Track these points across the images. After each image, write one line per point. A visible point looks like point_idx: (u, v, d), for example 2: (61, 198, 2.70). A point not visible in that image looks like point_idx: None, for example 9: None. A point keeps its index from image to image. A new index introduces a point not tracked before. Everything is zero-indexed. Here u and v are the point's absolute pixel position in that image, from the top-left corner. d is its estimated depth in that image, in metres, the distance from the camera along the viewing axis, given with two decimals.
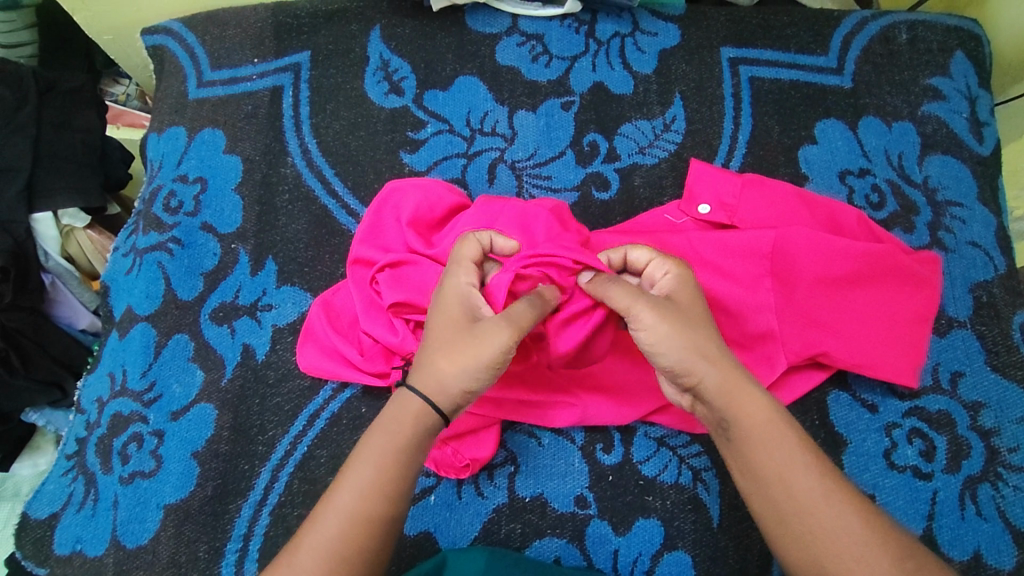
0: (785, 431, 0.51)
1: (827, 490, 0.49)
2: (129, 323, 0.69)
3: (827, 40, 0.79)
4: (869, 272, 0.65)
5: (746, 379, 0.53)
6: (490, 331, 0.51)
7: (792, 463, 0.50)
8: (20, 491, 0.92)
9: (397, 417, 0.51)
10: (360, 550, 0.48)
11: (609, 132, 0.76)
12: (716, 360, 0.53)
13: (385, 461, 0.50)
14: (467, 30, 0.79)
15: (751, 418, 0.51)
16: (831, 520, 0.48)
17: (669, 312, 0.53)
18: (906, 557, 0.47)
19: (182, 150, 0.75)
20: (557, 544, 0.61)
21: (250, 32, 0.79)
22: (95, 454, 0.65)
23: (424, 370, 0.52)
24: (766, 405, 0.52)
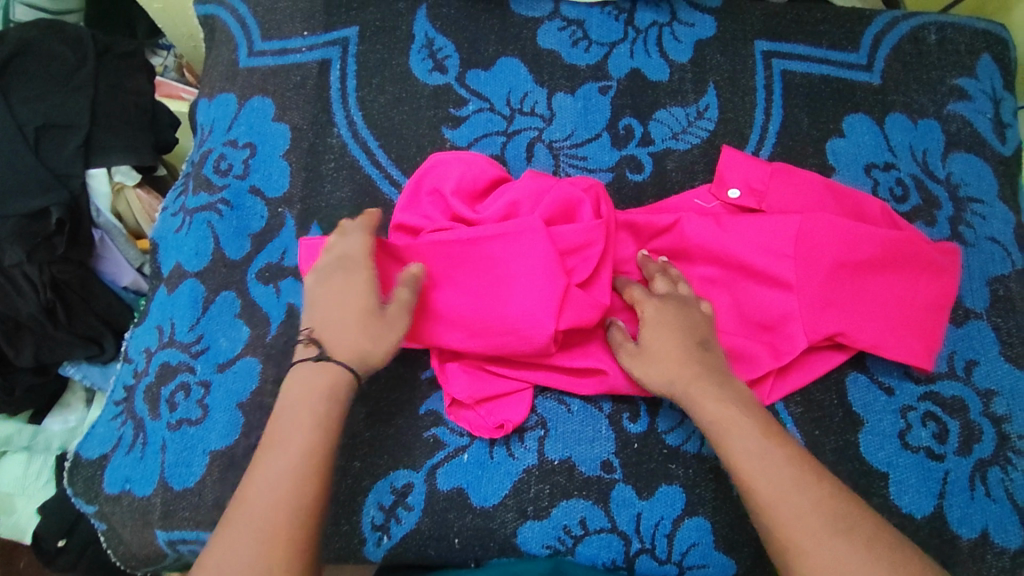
0: (739, 421, 0.58)
1: (770, 469, 0.56)
2: (178, 279, 0.72)
3: (859, 37, 0.81)
4: (889, 256, 0.67)
5: (705, 383, 0.60)
6: (393, 314, 0.60)
7: (743, 449, 0.57)
8: (51, 444, 1.00)
9: (319, 375, 0.59)
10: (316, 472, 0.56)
11: (644, 117, 0.79)
12: (689, 372, 0.61)
13: (321, 394, 0.58)
14: (510, 14, 0.81)
15: (711, 413, 0.59)
16: (774, 493, 0.55)
17: (639, 359, 0.63)
18: (837, 519, 0.54)
19: (232, 116, 0.77)
20: (582, 506, 0.65)
21: (301, 6, 0.81)
22: (143, 401, 0.68)
23: (338, 345, 0.59)
24: (722, 398, 0.59)
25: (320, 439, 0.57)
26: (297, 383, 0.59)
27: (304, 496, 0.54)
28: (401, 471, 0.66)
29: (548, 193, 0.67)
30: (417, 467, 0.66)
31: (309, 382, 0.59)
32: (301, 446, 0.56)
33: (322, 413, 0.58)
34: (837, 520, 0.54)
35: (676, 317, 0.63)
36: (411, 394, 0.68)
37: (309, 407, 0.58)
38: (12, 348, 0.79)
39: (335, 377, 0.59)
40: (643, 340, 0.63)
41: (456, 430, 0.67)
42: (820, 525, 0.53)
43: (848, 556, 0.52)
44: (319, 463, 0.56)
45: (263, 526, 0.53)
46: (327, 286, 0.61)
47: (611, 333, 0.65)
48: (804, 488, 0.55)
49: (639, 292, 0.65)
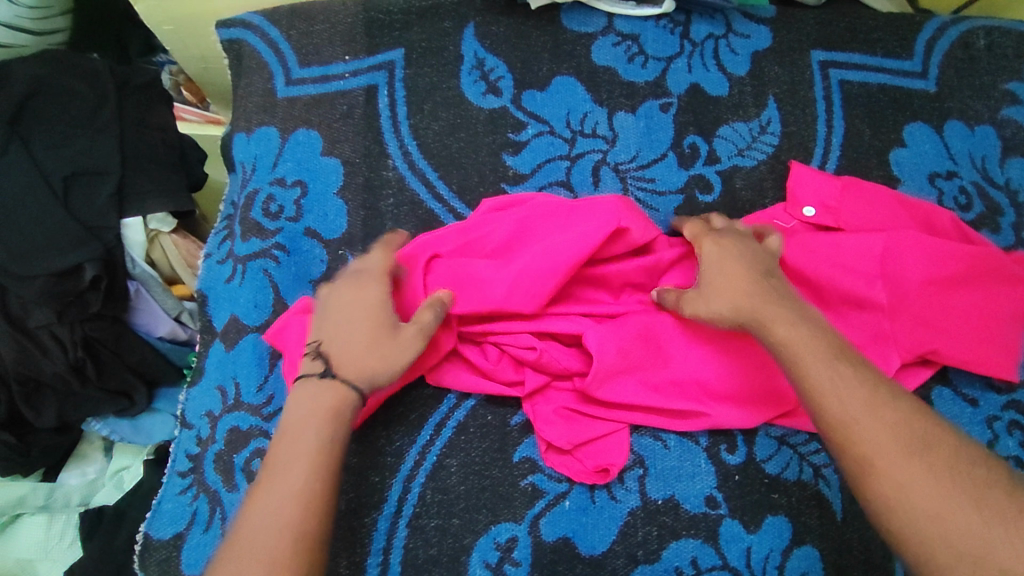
0: (818, 344, 0.54)
1: (847, 393, 0.51)
2: (236, 334, 0.67)
3: (911, 44, 0.81)
4: (973, 271, 0.68)
5: (777, 307, 0.57)
6: (408, 337, 0.57)
7: (820, 374, 0.52)
8: (70, 501, 0.88)
9: (321, 396, 0.55)
10: (312, 490, 0.51)
11: (708, 134, 0.76)
12: (756, 299, 0.58)
13: (324, 412, 0.54)
14: (562, 30, 0.78)
15: (789, 339, 0.55)
16: (854, 412, 0.50)
17: (700, 299, 0.60)
18: (929, 447, 0.48)
19: (276, 152, 0.72)
20: (692, 545, 0.63)
21: (340, 28, 0.75)
22: (215, 471, 0.63)
23: (347, 362, 0.56)
24: (797, 329, 0.55)
25: (330, 462, 0.52)
26: (297, 404, 0.55)
27: (308, 521, 0.49)
28: (504, 525, 0.62)
29: (584, 209, 0.65)
30: (518, 519, 0.63)
31: (308, 405, 0.55)
32: (302, 462, 0.52)
33: (318, 427, 0.54)
34: (919, 448, 0.48)
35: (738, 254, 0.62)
36: (502, 441, 0.65)
37: (314, 424, 0.54)
38: (30, 409, 0.72)
39: (320, 392, 0.55)
40: (703, 281, 0.62)
41: (554, 476, 0.65)
42: (901, 450, 0.48)
43: (933, 484, 0.46)
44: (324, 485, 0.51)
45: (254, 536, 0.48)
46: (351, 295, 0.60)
47: (664, 297, 0.64)
48: (884, 414, 0.50)
49: (698, 230, 0.67)
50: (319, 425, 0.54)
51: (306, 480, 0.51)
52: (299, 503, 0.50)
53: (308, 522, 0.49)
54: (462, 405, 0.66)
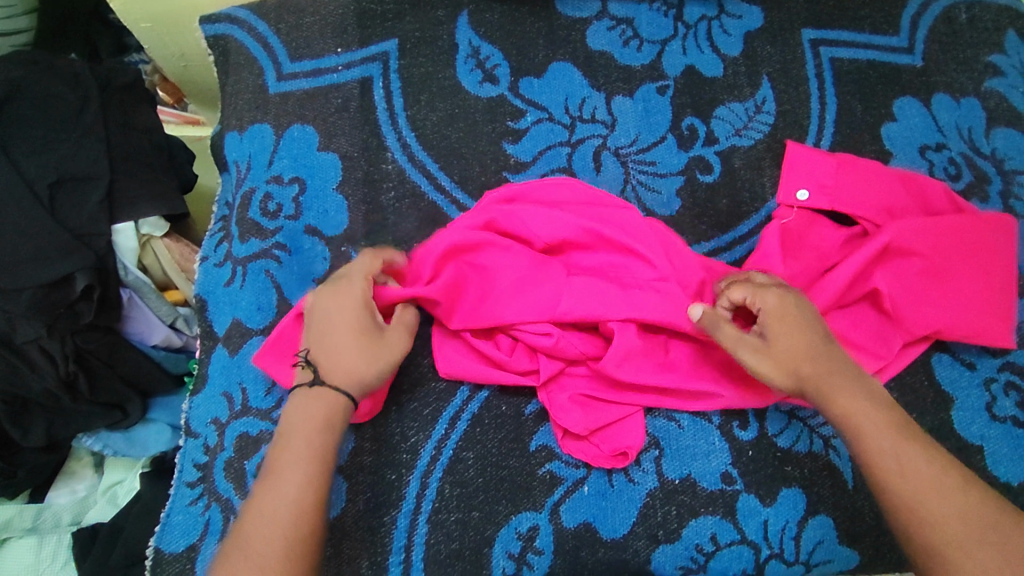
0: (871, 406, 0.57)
1: (913, 470, 0.54)
2: (240, 337, 0.65)
3: (897, 20, 0.82)
4: (962, 256, 0.71)
5: (835, 373, 0.58)
6: (394, 341, 0.58)
7: (885, 449, 0.55)
8: (60, 521, 0.84)
9: (314, 404, 0.54)
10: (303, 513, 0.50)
11: (705, 115, 0.77)
12: (814, 362, 0.58)
13: (315, 423, 0.53)
14: (556, 16, 0.77)
15: (845, 400, 0.57)
16: (906, 473, 0.54)
17: (764, 355, 0.59)
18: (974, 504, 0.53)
19: (271, 150, 0.70)
20: (711, 522, 0.64)
21: (330, 20, 0.73)
22: (226, 479, 0.61)
23: (335, 366, 0.55)
24: (861, 403, 0.57)
25: (319, 477, 0.51)
26: (290, 414, 0.54)
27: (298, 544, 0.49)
28: (525, 514, 0.62)
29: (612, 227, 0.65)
30: (538, 508, 0.63)
31: (295, 415, 0.54)
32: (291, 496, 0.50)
33: (313, 446, 0.52)
34: (974, 516, 0.52)
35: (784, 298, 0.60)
36: (518, 430, 0.65)
37: (306, 435, 0.53)
38: (17, 428, 0.69)
39: (322, 413, 0.54)
40: (767, 333, 0.60)
41: (571, 463, 0.64)
42: (957, 511, 0.52)
43: (974, 539, 0.51)
44: (312, 513, 0.50)
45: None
46: (339, 292, 0.58)
47: (721, 330, 0.60)
48: (951, 491, 0.53)
49: (747, 288, 0.61)
50: (310, 441, 0.53)
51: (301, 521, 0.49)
52: (287, 525, 0.49)
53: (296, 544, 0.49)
54: (476, 398, 0.65)
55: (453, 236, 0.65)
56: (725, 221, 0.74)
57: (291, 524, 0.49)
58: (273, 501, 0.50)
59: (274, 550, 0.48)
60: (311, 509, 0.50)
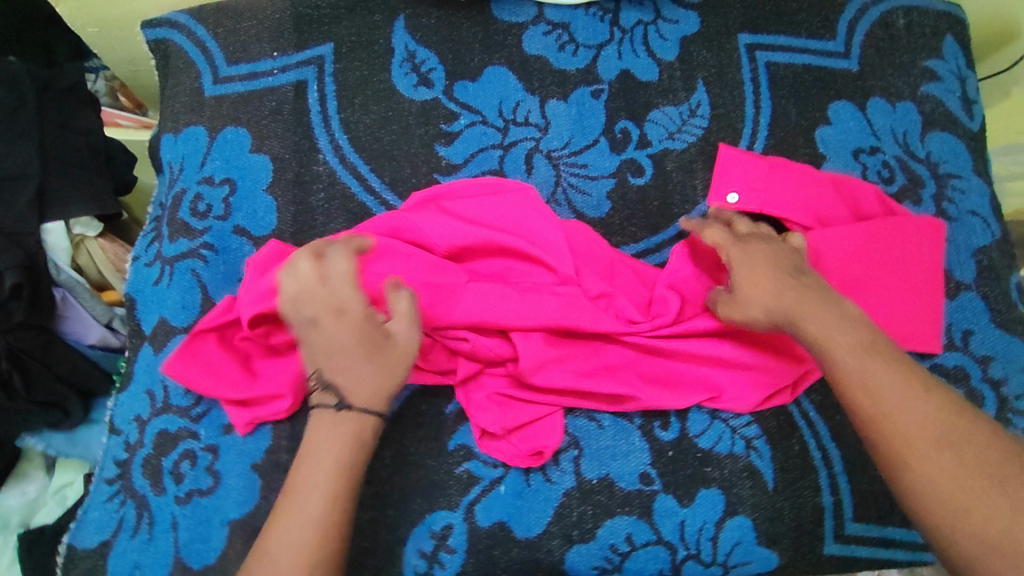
0: (850, 333, 0.57)
1: (901, 400, 0.54)
2: (165, 336, 0.66)
3: (835, 25, 0.82)
4: (883, 262, 0.71)
5: (818, 304, 0.58)
6: (403, 341, 0.57)
7: (860, 372, 0.55)
8: (9, 522, 0.84)
9: (338, 427, 0.55)
10: (332, 528, 0.53)
11: (639, 118, 0.77)
12: (798, 297, 0.59)
13: (344, 441, 0.55)
14: (493, 20, 0.77)
15: (821, 328, 0.57)
16: (883, 396, 0.54)
17: (736, 306, 0.61)
18: (950, 432, 0.53)
19: (203, 151, 0.71)
20: (626, 522, 0.65)
21: (267, 24, 0.74)
22: (142, 476, 0.63)
23: (353, 385, 0.55)
24: (849, 340, 0.56)
25: (341, 492, 0.54)
26: (314, 429, 0.56)
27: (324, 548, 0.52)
28: (439, 513, 0.64)
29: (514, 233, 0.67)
30: (454, 507, 0.64)
31: (318, 428, 0.56)
32: (325, 483, 0.54)
33: (338, 460, 0.54)
34: (952, 444, 0.52)
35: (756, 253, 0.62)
36: (438, 429, 0.66)
37: (331, 452, 0.55)
38: None
39: (360, 421, 0.56)
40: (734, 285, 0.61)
41: (489, 462, 0.65)
42: (929, 437, 0.52)
43: (948, 463, 0.52)
44: (337, 519, 0.54)
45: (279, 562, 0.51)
46: (316, 299, 0.56)
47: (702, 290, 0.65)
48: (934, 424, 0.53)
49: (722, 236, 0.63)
50: (338, 456, 0.54)
51: (337, 506, 0.54)
52: (313, 533, 0.52)
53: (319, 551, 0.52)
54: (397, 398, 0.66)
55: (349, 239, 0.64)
56: (654, 223, 0.75)
57: (315, 533, 0.52)
58: (314, 488, 0.53)
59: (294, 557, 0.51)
60: (335, 515, 0.53)
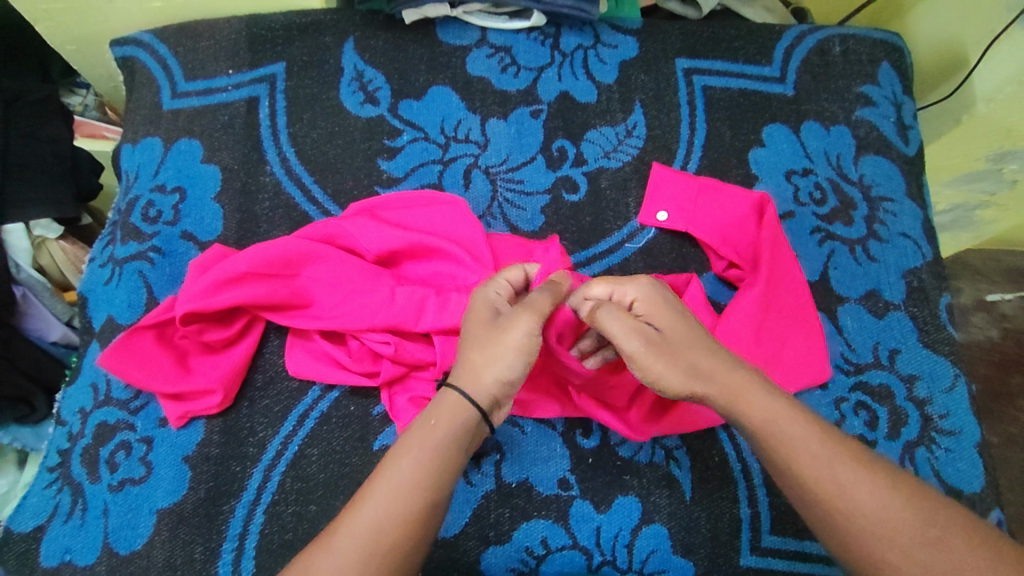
0: (787, 414, 0.53)
1: (846, 479, 0.49)
2: (110, 332, 0.70)
3: (770, 52, 0.86)
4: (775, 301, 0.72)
5: (744, 376, 0.55)
6: (518, 327, 0.55)
7: (810, 462, 0.50)
8: None
9: (439, 404, 0.53)
10: (409, 500, 0.49)
11: (576, 138, 0.81)
12: (718, 370, 0.55)
13: (445, 417, 0.52)
14: (438, 43, 0.82)
15: (757, 413, 0.53)
16: (842, 491, 0.49)
17: (658, 355, 0.55)
18: (927, 522, 0.48)
19: (158, 161, 0.76)
20: (542, 525, 0.66)
21: (224, 44, 0.80)
22: (80, 464, 0.66)
23: (463, 372, 0.54)
24: (769, 404, 0.53)
25: (434, 473, 0.50)
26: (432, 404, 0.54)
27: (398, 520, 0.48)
28: None
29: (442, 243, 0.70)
30: None
31: (434, 405, 0.54)
32: (406, 475, 0.50)
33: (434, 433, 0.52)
34: (924, 537, 0.47)
35: (676, 315, 0.58)
36: (364, 430, 0.67)
37: (433, 426, 0.52)
38: None
39: (455, 411, 0.53)
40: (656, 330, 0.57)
41: None
42: (903, 532, 0.47)
43: (926, 561, 0.46)
44: (420, 497, 0.49)
45: (335, 547, 0.47)
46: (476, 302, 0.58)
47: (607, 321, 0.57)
48: (888, 502, 0.48)
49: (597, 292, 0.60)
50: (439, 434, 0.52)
51: (420, 494, 0.49)
52: (396, 504, 0.49)
53: (395, 524, 0.48)
54: (328, 397, 0.68)
55: (288, 243, 0.67)
56: (586, 238, 0.77)
57: (399, 504, 0.49)
58: (392, 476, 0.50)
59: (367, 524, 0.48)
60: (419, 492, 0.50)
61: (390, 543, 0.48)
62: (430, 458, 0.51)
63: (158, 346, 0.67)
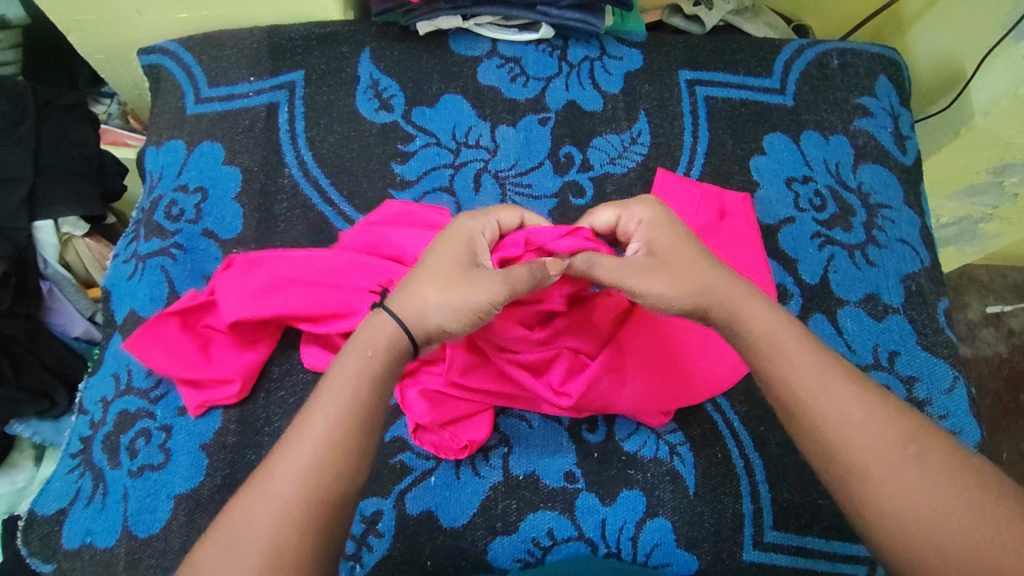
0: (784, 327, 0.55)
1: (834, 390, 0.51)
2: (132, 324, 0.72)
3: (771, 64, 0.89)
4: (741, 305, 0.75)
5: (744, 292, 0.57)
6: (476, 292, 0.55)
7: (802, 370, 0.52)
8: None
9: (374, 337, 0.54)
10: (338, 436, 0.49)
11: (583, 144, 0.84)
12: (717, 286, 0.56)
13: (374, 352, 0.53)
14: (450, 54, 0.86)
15: (754, 323, 0.55)
16: (830, 400, 0.51)
17: (649, 274, 0.57)
18: (909, 439, 0.50)
19: (181, 162, 0.79)
20: (549, 517, 0.67)
21: (246, 52, 0.83)
22: (101, 451, 0.68)
23: (403, 300, 0.55)
24: (766, 315, 0.55)
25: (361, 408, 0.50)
26: (360, 339, 0.54)
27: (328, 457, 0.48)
28: (371, 499, 0.67)
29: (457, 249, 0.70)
30: (386, 494, 0.67)
31: (363, 333, 0.54)
32: (340, 407, 0.50)
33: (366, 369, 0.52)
34: (907, 446, 0.49)
35: (675, 235, 0.60)
36: None
37: (361, 361, 0.52)
38: None
39: (386, 334, 0.54)
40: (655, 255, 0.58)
41: (422, 454, 0.69)
42: (887, 443, 0.49)
43: (908, 471, 0.48)
44: (348, 432, 0.50)
45: (277, 487, 0.47)
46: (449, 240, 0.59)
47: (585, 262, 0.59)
48: (877, 419, 0.50)
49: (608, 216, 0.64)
50: (370, 370, 0.52)
51: (347, 428, 0.50)
52: (326, 439, 0.49)
53: (324, 460, 0.49)
54: None
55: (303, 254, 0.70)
56: None
57: (328, 440, 0.49)
58: (325, 411, 0.50)
59: (299, 462, 0.48)
60: (348, 427, 0.50)
61: (320, 478, 0.48)
62: (359, 394, 0.51)
63: (181, 327, 0.69)
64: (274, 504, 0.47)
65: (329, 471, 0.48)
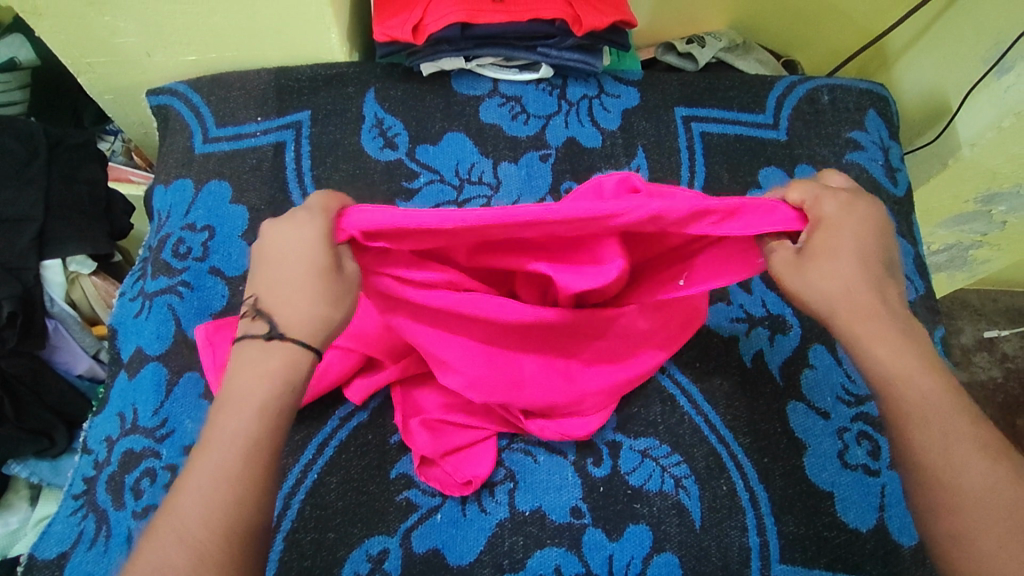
0: (924, 365, 0.51)
1: (957, 446, 0.49)
2: (139, 363, 0.73)
3: (763, 100, 0.92)
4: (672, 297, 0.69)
5: (897, 316, 0.52)
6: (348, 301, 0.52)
7: (932, 413, 0.50)
8: None
9: (271, 356, 0.50)
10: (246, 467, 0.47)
11: (582, 180, 0.85)
12: (877, 298, 0.52)
13: (273, 372, 0.50)
14: (453, 93, 0.88)
15: (894, 352, 0.51)
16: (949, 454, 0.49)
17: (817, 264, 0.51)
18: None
19: (189, 202, 0.80)
20: (556, 553, 0.67)
21: (254, 93, 0.85)
22: (106, 491, 0.68)
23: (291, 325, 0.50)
24: (902, 345, 0.51)
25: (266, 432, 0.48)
26: (255, 357, 0.50)
27: (240, 488, 0.46)
28: (376, 538, 0.67)
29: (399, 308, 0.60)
30: (391, 532, 0.67)
31: (256, 353, 0.50)
32: (241, 435, 0.47)
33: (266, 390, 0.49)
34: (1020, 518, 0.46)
35: (864, 231, 0.52)
36: (381, 459, 0.71)
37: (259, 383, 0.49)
38: None
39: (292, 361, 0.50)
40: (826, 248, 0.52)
41: (427, 491, 0.69)
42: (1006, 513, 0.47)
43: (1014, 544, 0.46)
44: (254, 460, 0.47)
45: (185, 525, 0.44)
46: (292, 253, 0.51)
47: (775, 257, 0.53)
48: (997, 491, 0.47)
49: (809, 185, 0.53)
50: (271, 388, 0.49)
51: (251, 453, 0.47)
52: (231, 469, 0.46)
53: (237, 494, 0.46)
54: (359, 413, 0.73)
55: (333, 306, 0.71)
56: None
57: (234, 469, 0.46)
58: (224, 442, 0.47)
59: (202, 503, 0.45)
60: (255, 455, 0.47)
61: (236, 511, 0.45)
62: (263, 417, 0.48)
63: None
64: (186, 545, 0.44)
65: (242, 501, 0.46)
